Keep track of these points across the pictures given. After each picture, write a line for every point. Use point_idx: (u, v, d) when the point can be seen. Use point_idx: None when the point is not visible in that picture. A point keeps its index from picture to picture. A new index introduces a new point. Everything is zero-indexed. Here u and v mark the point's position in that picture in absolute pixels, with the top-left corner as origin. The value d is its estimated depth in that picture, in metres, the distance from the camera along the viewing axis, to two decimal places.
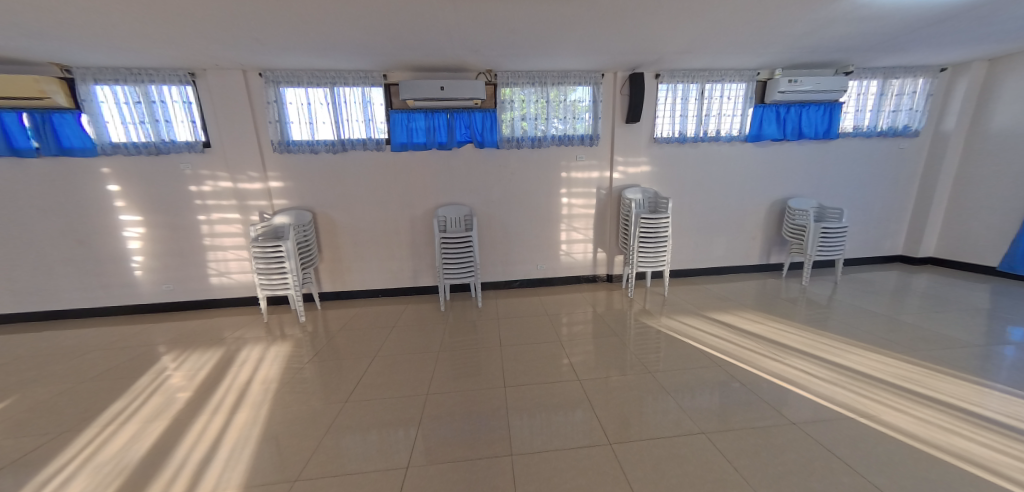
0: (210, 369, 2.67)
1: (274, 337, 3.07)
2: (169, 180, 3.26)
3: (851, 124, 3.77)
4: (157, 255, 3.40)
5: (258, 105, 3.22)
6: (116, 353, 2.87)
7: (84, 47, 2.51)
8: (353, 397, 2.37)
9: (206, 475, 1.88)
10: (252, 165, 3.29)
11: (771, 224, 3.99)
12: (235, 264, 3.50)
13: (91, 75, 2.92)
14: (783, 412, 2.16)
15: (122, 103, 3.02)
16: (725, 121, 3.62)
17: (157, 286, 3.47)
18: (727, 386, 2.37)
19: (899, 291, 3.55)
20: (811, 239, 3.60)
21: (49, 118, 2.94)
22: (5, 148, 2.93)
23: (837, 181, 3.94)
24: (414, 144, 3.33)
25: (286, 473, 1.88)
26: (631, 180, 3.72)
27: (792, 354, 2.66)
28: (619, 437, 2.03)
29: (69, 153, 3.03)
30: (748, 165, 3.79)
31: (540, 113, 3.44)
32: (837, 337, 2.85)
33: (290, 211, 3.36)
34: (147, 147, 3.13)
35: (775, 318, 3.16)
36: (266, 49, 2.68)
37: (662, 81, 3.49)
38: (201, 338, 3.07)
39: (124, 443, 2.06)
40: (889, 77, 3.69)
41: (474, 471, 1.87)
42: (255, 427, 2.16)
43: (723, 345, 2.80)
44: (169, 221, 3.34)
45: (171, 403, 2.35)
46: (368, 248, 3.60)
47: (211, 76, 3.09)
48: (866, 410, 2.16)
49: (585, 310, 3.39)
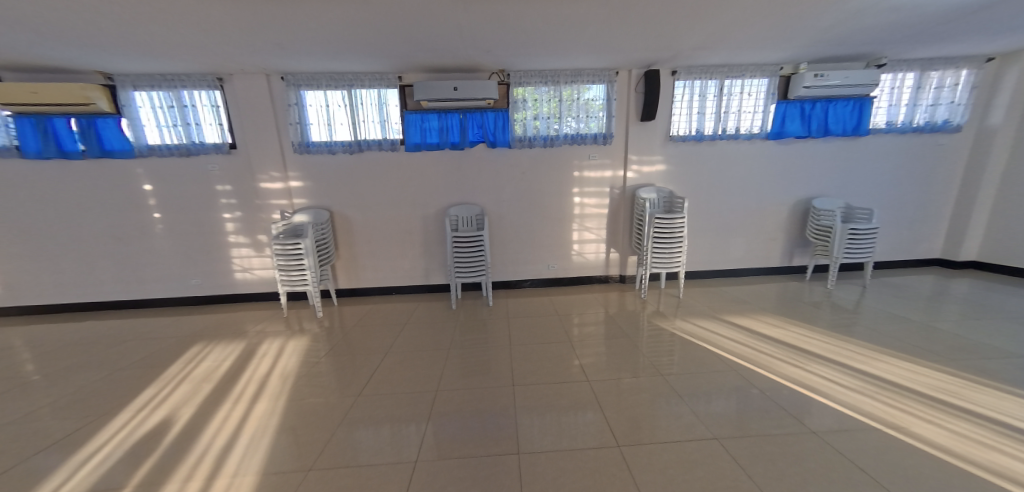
0: (231, 361, 2.80)
1: (292, 331, 3.19)
2: (197, 181, 3.43)
3: (884, 119, 3.58)
4: (186, 251, 3.59)
5: (279, 107, 3.33)
6: (149, 343, 3.05)
7: (121, 53, 2.67)
8: (366, 391, 2.44)
9: (227, 461, 1.98)
10: (273, 166, 3.42)
11: (795, 225, 3.83)
12: (258, 261, 3.66)
13: (130, 81, 3.12)
14: (803, 421, 2.08)
15: (156, 107, 3.20)
16: (746, 118, 3.49)
17: (187, 280, 3.66)
18: (743, 392, 2.30)
19: (936, 297, 3.35)
20: (837, 241, 3.45)
21: (94, 122, 3.15)
22: (56, 151, 3.16)
23: (867, 179, 3.74)
24: (427, 144, 3.37)
25: (302, 463, 1.95)
26: (645, 179, 3.65)
27: (813, 360, 2.56)
28: (629, 439, 2.01)
29: (111, 155, 3.23)
30: (770, 165, 3.66)
31: (553, 113, 3.42)
32: (865, 345, 2.71)
33: (308, 210, 3.48)
34: (179, 149, 3.30)
35: (796, 323, 3.04)
36: (288, 53, 2.79)
37: (678, 78, 3.41)
38: (227, 331, 3.22)
39: (155, 428, 2.19)
40: (927, 69, 3.48)
41: (481, 468, 1.89)
42: (273, 417, 2.25)
43: (740, 348, 2.73)
44: (197, 219, 3.51)
45: (197, 393, 2.48)
46: (383, 247, 3.69)
47: (237, 80, 3.22)
48: (894, 421, 2.05)
49: (596, 311, 3.35)
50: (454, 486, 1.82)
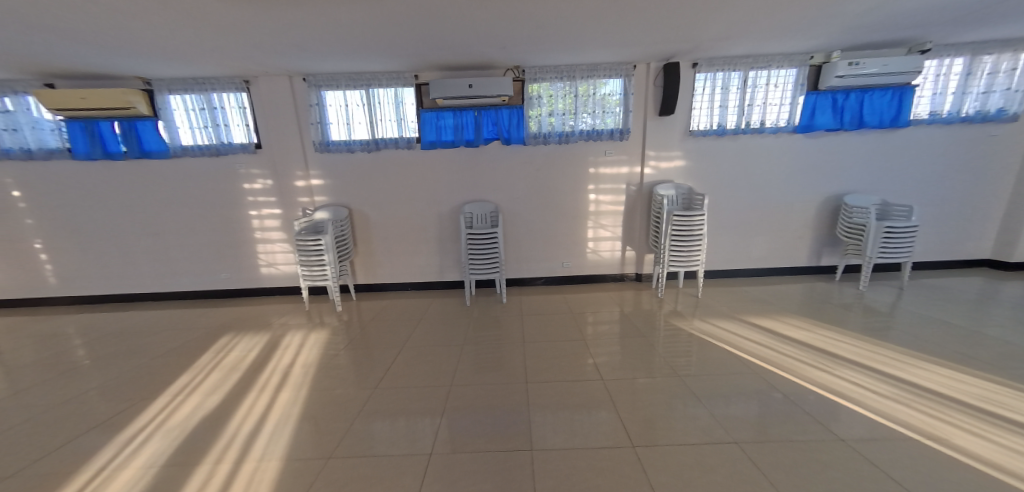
0: (257, 352, 2.94)
1: (313, 324, 3.32)
2: (225, 180, 3.60)
3: (927, 109, 3.34)
4: (217, 247, 3.78)
5: (301, 107, 3.44)
6: (184, 333, 3.24)
7: (157, 59, 2.82)
8: (383, 384, 2.51)
9: (253, 446, 2.09)
10: (296, 165, 3.54)
11: (824, 222, 3.64)
12: (282, 256, 3.81)
13: (166, 86, 3.30)
14: (830, 427, 2.00)
15: (189, 110, 3.38)
16: (772, 111, 3.33)
17: (217, 274, 3.86)
18: (765, 396, 2.23)
19: (983, 301, 3.11)
20: (871, 240, 3.26)
21: (134, 125, 3.35)
22: (102, 152, 3.38)
23: (906, 174, 3.51)
24: (442, 142, 3.40)
25: (322, 451, 2.03)
26: (663, 175, 3.55)
27: (842, 365, 2.44)
28: (643, 440, 1.99)
29: (149, 156, 3.43)
30: (798, 159, 3.49)
31: (568, 109, 3.38)
32: (901, 349, 2.56)
33: (328, 207, 3.59)
34: (209, 149, 3.47)
35: (824, 325, 2.90)
36: (309, 55, 2.87)
37: (699, 70, 3.30)
38: (254, 323, 3.38)
39: (189, 412, 2.34)
40: (978, 54, 3.21)
41: (495, 463, 1.91)
42: (295, 406, 2.36)
43: (762, 350, 2.64)
44: (226, 216, 3.69)
45: (226, 380, 2.62)
46: (400, 244, 3.76)
47: (262, 82, 3.35)
48: (932, 431, 1.94)
49: (611, 310, 3.31)
50: (468, 479, 1.85)
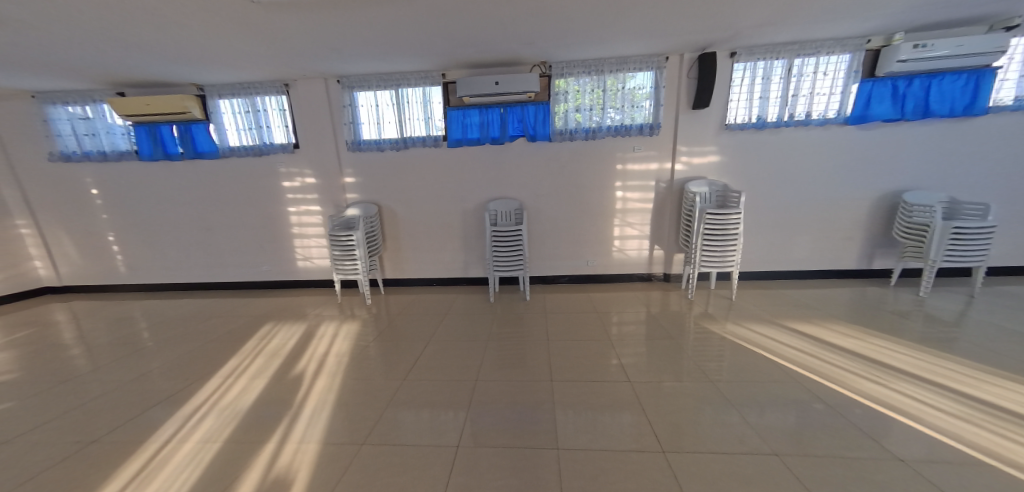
0: (295, 340, 3.12)
1: (345, 316, 3.47)
2: (267, 178, 3.82)
3: (1012, 94, 2.95)
4: (260, 241, 4.03)
5: (335, 108, 3.58)
6: (233, 320, 3.50)
7: (209, 66, 3.04)
8: (411, 376, 2.59)
9: (294, 428, 2.22)
10: (331, 164, 3.71)
11: (879, 221, 3.33)
12: (316, 250, 4.02)
13: (216, 91, 3.55)
14: (884, 445, 1.83)
15: (236, 113, 3.62)
16: (820, 101, 3.08)
17: (260, 266, 4.12)
18: (806, 406, 2.08)
19: None
20: (936, 241, 2.94)
21: (189, 128, 3.63)
22: (162, 153, 3.70)
23: (981, 167, 3.13)
24: (468, 140, 3.44)
25: (355, 438, 2.12)
26: (695, 171, 3.39)
27: (897, 377, 2.24)
28: (673, 445, 1.92)
29: (202, 156, 3.71)
30: (851, 152, 3.20)
31: (596, 104, 3.29)
32: (968, 362, 2.31)
33: (359, 204, 3.73)
34: (253, 149, 3.70)
35: (877, 334, 2.65)
36: (342, 57, 2.98)
37: (737, 60, 3.10)
38: (293, 313, 3.59)
39: (237, 394, 2.53)
40: None
41: (521, 459, 1.92)
42: (331, 393, 2.48)
43: (804, 358, 2.45)
44: (268, 212, 3.93)
45: (269, 366, 2.80)
46: (426, 240, 3.84)
47: (300, 85, 3.52)
48: (1009, 456, 1.74)
49: (637, 310, 3.22)
50: (494, 473, 1.86)
